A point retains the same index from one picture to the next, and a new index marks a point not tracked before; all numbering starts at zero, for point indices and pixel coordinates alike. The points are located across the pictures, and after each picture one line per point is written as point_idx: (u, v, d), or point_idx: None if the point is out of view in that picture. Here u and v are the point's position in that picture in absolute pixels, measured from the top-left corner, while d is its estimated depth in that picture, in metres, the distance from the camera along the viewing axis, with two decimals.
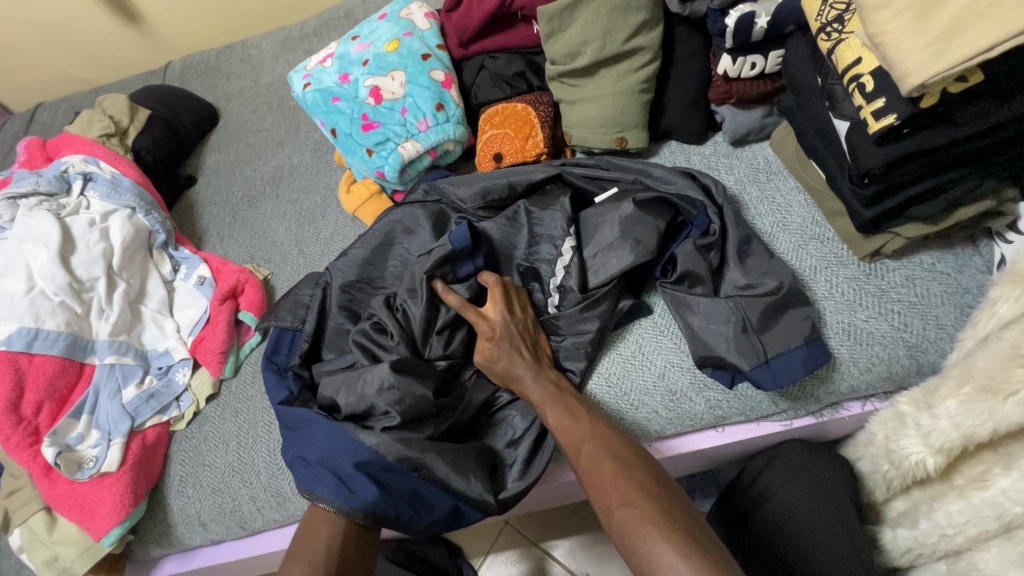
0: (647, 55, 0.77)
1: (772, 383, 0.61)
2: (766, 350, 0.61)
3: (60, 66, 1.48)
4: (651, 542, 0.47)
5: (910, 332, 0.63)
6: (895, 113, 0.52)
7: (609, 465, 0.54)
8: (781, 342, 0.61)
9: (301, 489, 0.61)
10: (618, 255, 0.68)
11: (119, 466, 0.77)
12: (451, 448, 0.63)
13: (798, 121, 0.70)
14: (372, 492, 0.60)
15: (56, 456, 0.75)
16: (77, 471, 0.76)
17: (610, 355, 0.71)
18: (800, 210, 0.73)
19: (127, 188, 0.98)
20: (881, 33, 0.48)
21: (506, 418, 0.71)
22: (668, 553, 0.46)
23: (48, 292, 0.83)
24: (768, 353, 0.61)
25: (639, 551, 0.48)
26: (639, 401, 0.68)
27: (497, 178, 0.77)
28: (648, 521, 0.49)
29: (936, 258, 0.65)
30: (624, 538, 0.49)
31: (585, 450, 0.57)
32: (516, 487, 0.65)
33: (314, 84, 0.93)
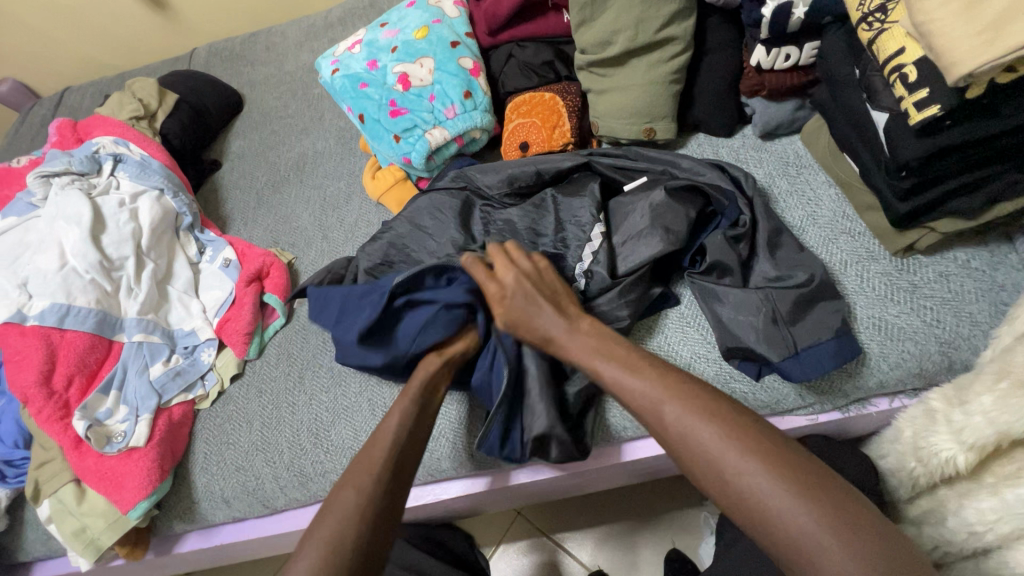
0: (679, 45, 0.76)
1: (801, 375, 0.60)
2: (797, 342, 0.61)
3: (86, 50, 1.49)
4: (759, 488, 0.46)
5: (942, 328, 0.62)
6: (939, 104, 0.51)
7: (692, 422, 0.51)
8: (811, 334, 0.61)
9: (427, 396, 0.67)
10: (647, 243, 0.68)
11: (147, 442, 0.78)
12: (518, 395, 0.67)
13: (832, 114, 0.70)
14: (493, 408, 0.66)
15: (86, 429, 0.76)
16: (106, 445, 0.77)
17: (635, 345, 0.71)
18: (830, 204, 0.72)
19: (156, 170, 0.99)
20: (929, 21, 0.48)
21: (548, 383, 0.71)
22: (783, 496, 0.45)
23: (80, 269, 0.85)
24: (798, 344, 0.61)
25: (745, 496, 0.46)
26: None
27: (526, 166, 0.77)
28: (758, 474, 0.46)
29: (970, 254, 0.64)
30: (725, 486, 0.48)
31: (663, 405, 0.53)
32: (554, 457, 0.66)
33: (343, 71, 0.93)
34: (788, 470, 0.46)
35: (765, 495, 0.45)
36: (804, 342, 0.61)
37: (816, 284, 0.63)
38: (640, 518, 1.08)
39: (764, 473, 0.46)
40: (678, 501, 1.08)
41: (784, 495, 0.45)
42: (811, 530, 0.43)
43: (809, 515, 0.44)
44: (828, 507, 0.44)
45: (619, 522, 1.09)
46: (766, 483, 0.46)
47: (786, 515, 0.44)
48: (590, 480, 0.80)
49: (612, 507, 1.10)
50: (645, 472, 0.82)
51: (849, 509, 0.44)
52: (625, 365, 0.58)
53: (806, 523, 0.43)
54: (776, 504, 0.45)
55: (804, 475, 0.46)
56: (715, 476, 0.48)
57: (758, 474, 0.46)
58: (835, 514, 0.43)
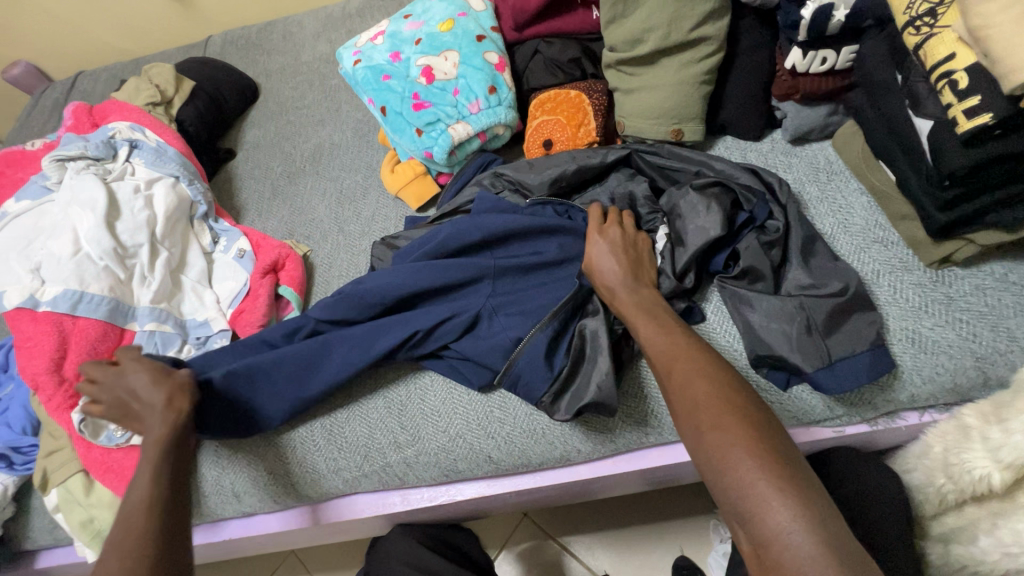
0: (712, 46, 0.75)
1: (834, 388, 0.59)
2: (831, 353, 0.60)
3: (101, 34, 1.48)
4: (742, 466, 0.44)
5: (977, 342, 0.61)
6: (990, 112, 0.50)
7: (714, 399, 0.49)
8: (846, 347, 0.60)
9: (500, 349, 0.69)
10: (691, 237, 0.67)
11: None
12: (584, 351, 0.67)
13: (869, 120, 0.68)
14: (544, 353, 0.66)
15: (80, 420, 0.74)
16: (101, 437, 0.75)
17: None
18: (862, 213, 0.71)
19: (171, 157, 0.98)
20: (986, 27, 0.46)
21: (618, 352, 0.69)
22: (761, 476, 0.43)
23: (94, 256, 0.83)
24: (832, 355, 0.60)
25: (727, 474, 0.45)
26: None
27: (564, 164, 0.76)
28: (745, 450, 0.45)
29: (1008, 268, 0.63)
30: (711, 459, 0.46)
31: (677, 367, 0.53)
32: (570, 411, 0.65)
33: (365, 62, 0.92)
34: (788, 474, 0.43)
35: (755, 482, 0.43)
36: (838, 351, 0.60)
37: (850, 295, 0.62)
38: (648, 523, 1.07)
39: (758, 464, 0.44)
40: (688, 508, 1.06)
41: (770, 488, 0.43)
42: (786, 527, 0.41)
43: (786, 510, 0.41)
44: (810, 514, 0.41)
45: (628, 527, 1.07)
46: (757, 473, 0.43)
47: (767, 503, 0.42)
48: (605, 486, 0.79)
49: (620, 512, 1.09)
50: (657, 480, 0.81)
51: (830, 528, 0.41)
52: (671, 336, 0.56)
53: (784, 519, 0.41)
54: (761, 495, 0.42)
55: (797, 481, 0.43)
56: (713, 454, 0.46)
57: (753, 463, 0.44)
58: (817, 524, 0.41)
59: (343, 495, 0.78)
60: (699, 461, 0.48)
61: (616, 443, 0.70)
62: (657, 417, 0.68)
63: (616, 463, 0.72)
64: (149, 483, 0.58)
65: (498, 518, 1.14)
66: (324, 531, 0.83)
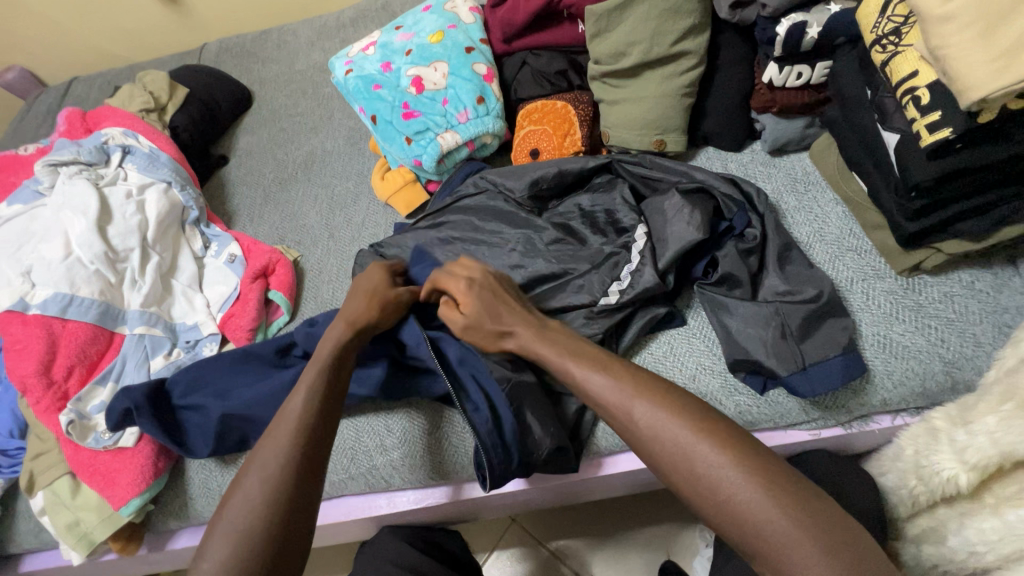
0: (693, 60, 0.77)
1: (808, 391, 0.61)
2: (805, 358, 0.62)
3: (96, 41, 1.49)
4: (733, 486, 0.44)
5: (946, 348, 0.63)
6: (950, 128, 0.52)
7: (696, 444, 0.47)
8: (818, 351, 0.62)
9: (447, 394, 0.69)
10: (673, 240, 0.69)
11: (137, 441, 0.76)
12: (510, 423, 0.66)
13: (842, 133, 0.71)
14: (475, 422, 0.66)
15: (68, 423, 0.75)
16: (89, 438, 0.76)
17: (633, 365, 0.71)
18: (838, 222, 0.73)
19: (164, 163, 0.99)
20: (944, 46, 0.49)
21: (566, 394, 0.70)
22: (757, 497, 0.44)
23: (85, 260, 0.84)
24: (806, 360, 0.61)
25: (720, 496, 0.45)
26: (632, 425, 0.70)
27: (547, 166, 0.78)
28: (739, 470, 0.45)
29: (975, 276, 0.65)
30: (699, 482, 0.46)
31: (647, 384, 0.51)
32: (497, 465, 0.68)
33: (357, 71, 0.94)
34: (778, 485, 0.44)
35: (763, 515, 0.43)
36: (811, 355, 0.62)
37: (823, 300, 0.64)
38: (635, 529, 1.08)
39: (765, 499, 0.44)
40: (674, 513, 1.07)
41: (780, 520, 0.43)
42: (800, 558, 0.42)
43: (782, 526, 0.42)
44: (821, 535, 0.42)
45: (614, 532, 1.08)
46: (764, 509, 0.43)
47: (765, 522, 0.43)
48: (589, 490, 0.80)
49: (607, 517, 1.10)
50: (641, 483, 0.82)
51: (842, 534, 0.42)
52: (614, 375, 0.53)
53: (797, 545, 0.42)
54: (760, 517, 0.43)
55: (802, 501, 0.43)
56: (712, 495, 0.45)
57: (757, 498, 0.44)
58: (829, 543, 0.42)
59: (330, 498, 0.79)
60: (684, 484, 0.47)
61: (598, 445, 0.71)
62: None
63: (600, 465, 0.73)
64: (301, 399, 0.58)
65: (486, 523, 1.15)
66: (310, 534, 0.84)
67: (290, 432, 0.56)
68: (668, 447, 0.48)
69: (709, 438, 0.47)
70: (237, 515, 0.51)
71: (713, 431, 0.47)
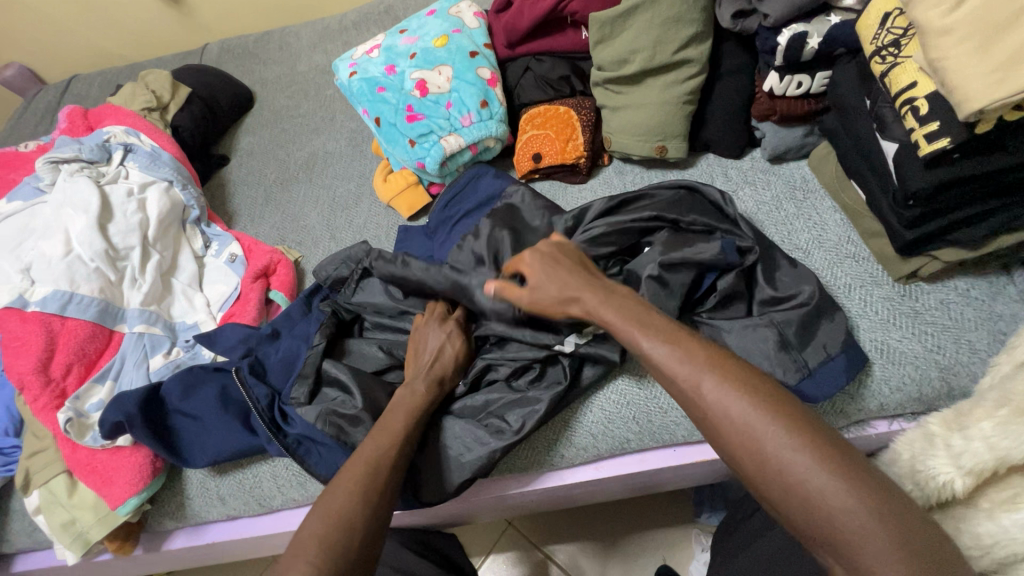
0: (694, 68, 0.78)
1: (813, 391, 0.61)
2: (809, 363, 0.63)
3: (97, 40, 1.49)
4: (826, 493, 0.43)
5: (942, 354, 0.64)
6: (948, 137, 0.53)
7: (768, 433, 0.46)
8: (821, 350, 0.63)
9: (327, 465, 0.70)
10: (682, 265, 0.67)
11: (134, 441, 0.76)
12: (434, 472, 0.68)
13: (841, 142, 0.72)
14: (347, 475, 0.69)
15: (66, 421, 0.75)
16: (87, 436, 0.75)
17: (616, 383, 0.73)
18: (836, 229, 0.74)
19: (165, 161, 0.99)
20: (942, 58, 0.50)
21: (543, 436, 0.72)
22: (850, 502, 0.42)
23: (85, 257, 0.84)
24: (810, 364, 0.62)
25: (811, 504, 0.43)
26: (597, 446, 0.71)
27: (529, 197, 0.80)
28: (829, 474, 0.43)
29: (970, 284, 0.66)
30: (787, 487, 0.45)
31: (706, 385, 0.49)
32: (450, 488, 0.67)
33: (360, 73, 0.95)
34: (869, 490, 0.43)
35: (841, 508, 0.42)
36: (813, 356, 0.63)
37: (823, 304, 0.65)
38: (632, 533, 1.08)
39: (842, 489, 0.43)
40: (670, 518, 1.08)
41: (857, 510, 0.42)
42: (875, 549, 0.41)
43: (883, 536, 0.41)
44: (893, 526, 0.42)
45: (611, 536, 1.08)
46: (841, 500, 0.43)
47: (861, 533, 0.42)
48: (588, 493, 0.80)
49: (604, 523, 1.10)
50: (639, 487, 0.83)
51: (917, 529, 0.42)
52: (688, 352, 0.52)
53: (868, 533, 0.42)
54: (855, 528, 0.42)
55: (876, 490, 0.43)
56: (788, 485, 0.45)
57: (837, 489, 0.43)
58: (901, 535, 0.41)
59: None
60: (768, 488, 0.46)
61: (598, 446, 0.71)
62: (636, 425, 0.71)
63: (600, 468, 0.73)
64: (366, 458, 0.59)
65: (483, 527, 1.15)
66: None
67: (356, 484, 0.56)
68: (736, 426, 0.47)
69: (783, 422, 0.46)
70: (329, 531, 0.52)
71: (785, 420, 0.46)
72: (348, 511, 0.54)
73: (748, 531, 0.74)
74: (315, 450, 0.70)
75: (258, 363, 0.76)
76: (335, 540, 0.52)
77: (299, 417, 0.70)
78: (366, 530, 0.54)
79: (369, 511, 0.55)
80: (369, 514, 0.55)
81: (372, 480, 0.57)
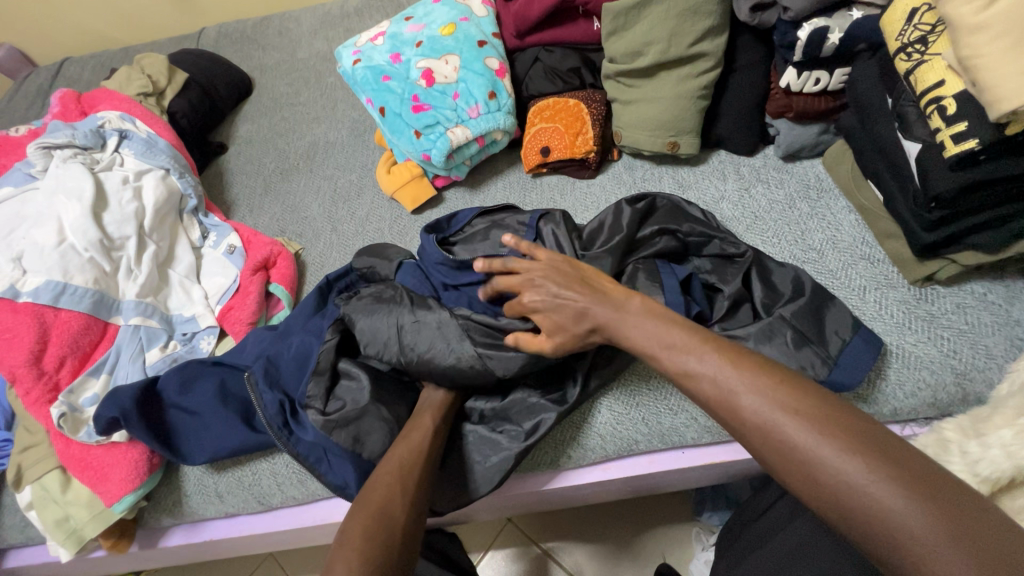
0: (710, 61, 0.76)
1: (839, 381, 0.60)
2: (831, 352, 0.61)
3: (89, 22, 1.45)
4: (884, 503, 0.37)
5: (958, 359, 0.63)
6: (977, 138, 0.52)
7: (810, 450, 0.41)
8: (836, 337, 0.62)
9: (326, 471, 0.68)
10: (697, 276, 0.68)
11: (130, 438, 0.74)
12: (448, 476, 0.67)
13: (859, 141, 0.70)
14: (347, 475, 0.67)
15: (60, 416, 0.72)
16: (81, 432, 0.73)
17: (620, 388, 0.71)
18: (851, 230, 0.73)
19: (162, 149, 0.96)
20: (975, 56, 0.48)
21: (556, 441, 0.71)
22: (910, 511, 0.36)
23: (79, 247, 0.81)
24: (833, 353, 0.61)
25: (869, 517, 0.38)
26: (609, 449, 0.70)
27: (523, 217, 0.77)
28: (886, 481, 0.38)
29: (986, 288, 0.65)
30: (841, 501, 0.39)
31: (738, 396, 0.46)
32: (473, 493, 0.66)
33: (365, 62, 0.92)
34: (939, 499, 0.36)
35: (915, 531, 0.36)
36: (826, 346, 0.61)
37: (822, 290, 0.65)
38: (632, 533, 1.07)
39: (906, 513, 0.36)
40: (671, 517, 1.07)
41: (932, 537, 0.35)
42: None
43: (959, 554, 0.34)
44: (992, 562, 0.34)
45: (611, 535, 1.07)
46: (913, 527, 0.36)
47: (935, 552, 0.35)
48: (593, 493, 0.79)
49: (603, 521, 1.09)
50: (641, 488, 0.81)
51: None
52: (718, 363, 0.49)
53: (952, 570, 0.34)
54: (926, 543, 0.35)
55: (962, 511, 0.36)
56: (833, 489, 0.39)
57: (898, 501, 0.37)
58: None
59: (329, 498, 0.77)
60: (823, 504, 0.40)
61: (605, 447, 0.70)
62: (645, 429, 0.69)
63: (607, 469, 0.72)
64: (398, 455, 0.60)
65: (482, 524, 1.14)
66: (306, 534, 0.82)
67: (392, 482, 0.57)
68: (781, 438, 0.42)
69: (837, 437, 0.40)
70: (363, 524, 0.52)
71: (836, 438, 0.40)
72: (388, 501, 0.55)
73: (755, 534, 0.73)
74: (327, 457, 0.68)
75: (270, 364, 0.73)
76: (374, 530, 0.52)
77: (312, 424, 0.67)
78: (405, 519, 0.54)
79: (409, 503, 0.56)
80: (407, 509, 0.55)
81: (408, 473, 0.58)
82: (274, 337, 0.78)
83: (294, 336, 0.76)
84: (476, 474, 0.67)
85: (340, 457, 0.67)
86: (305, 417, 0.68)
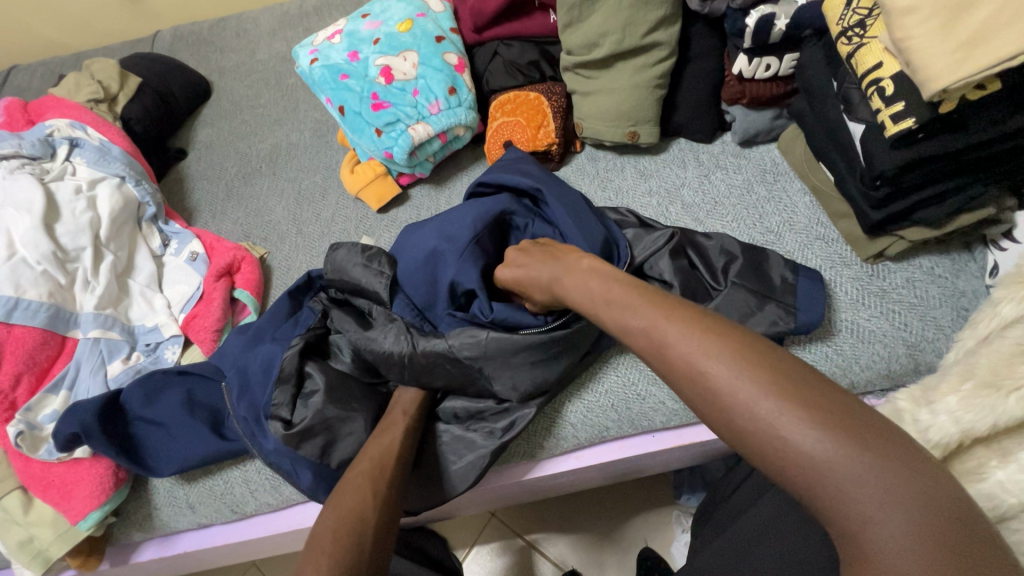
0: (664, 51, 0.77)
1: (804, 324, 0.63)
2: (790, 299, 0.64)
3: (33, 26, 1.39)
4: (799, 437, 0.37)
5: (909, 331, 0.65)
6: (913, 118, 0.54)
7: (759, 399, 0.38)
8: (783, 281, 0.65)
9: (288, 477, 0.67)
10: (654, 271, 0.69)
11: (92, 454, 0.72)
12: (422, 473, 0.68)
13: (809, 124, 0.72)
14: (308, 480, 0.67)
15: (17, 435, 0.71)
16: (41, 450, 0.72)
17: (589, 377, 0.72)
18: (806, 211, 0.75)
19: (116, 156, 0.93)
20: (906, 38, 0.50)
21: (529, 436, 0.71)
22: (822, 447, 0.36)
23: (30, 260, 0.79)
24: (793, 301, 0.64)
25: (783, 452, 0.37)
26: (581, 437, 0.71)
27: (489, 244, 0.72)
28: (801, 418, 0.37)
29: (934, 262, 0.68)
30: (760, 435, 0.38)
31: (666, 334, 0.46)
32: (451, 489, 0.66)
33: (322, 61, 0.91)
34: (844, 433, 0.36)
35: (825, 464, 0.36)
36: (783, 296, 0.64)
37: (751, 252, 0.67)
38: (614, 520, 1.08)
39: (843, 450, 0.36)
40: (651, 503, 1.09)
41: (843, 472, 0.35)
42: (888, 530, 0.34)
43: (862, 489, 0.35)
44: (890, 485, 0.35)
45: (595, 523, 1.09)
46: (830, 456, 0.36)
47: (843, 486, 0.35)
48: (570, 482, 0.80)
49: (585, 509, 1.10)
50: (619, 474, 0.83)
51: (950, 508, 0.34)
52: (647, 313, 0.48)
53: (874, 509, 0.34)
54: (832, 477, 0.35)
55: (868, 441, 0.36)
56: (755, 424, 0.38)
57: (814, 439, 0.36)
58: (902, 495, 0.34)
59: (304, 502, 0.76)
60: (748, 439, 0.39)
61: (578, 436, 0.71)
62: (616, 415, 0.70)
63: (580, 458, 0.73)
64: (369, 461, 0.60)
65: (467, 519, 1.14)
66: (281, 540, 0.80)
67: (359, 490, 0.56)
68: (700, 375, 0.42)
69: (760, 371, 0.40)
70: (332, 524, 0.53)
71: (786, 381, 0.39)
72: (362, 503, 0.55)
73: (729, 511, 0.74)
74: (294, 466, 0.67)
75: (241, 373, 0.72)
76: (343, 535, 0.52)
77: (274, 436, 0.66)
78: (376, 526, 0.54)
79: (382, 507, 0.56)
80: (382, 511, 0.55)
81: (380, 473, 0.58)
82: (244, 342, 0.76)
83: (264, 343, 0.74)
84: (452, 473, 0.67)
85: (302, 465, 0.66)
86: (267, 427, 0.67)
